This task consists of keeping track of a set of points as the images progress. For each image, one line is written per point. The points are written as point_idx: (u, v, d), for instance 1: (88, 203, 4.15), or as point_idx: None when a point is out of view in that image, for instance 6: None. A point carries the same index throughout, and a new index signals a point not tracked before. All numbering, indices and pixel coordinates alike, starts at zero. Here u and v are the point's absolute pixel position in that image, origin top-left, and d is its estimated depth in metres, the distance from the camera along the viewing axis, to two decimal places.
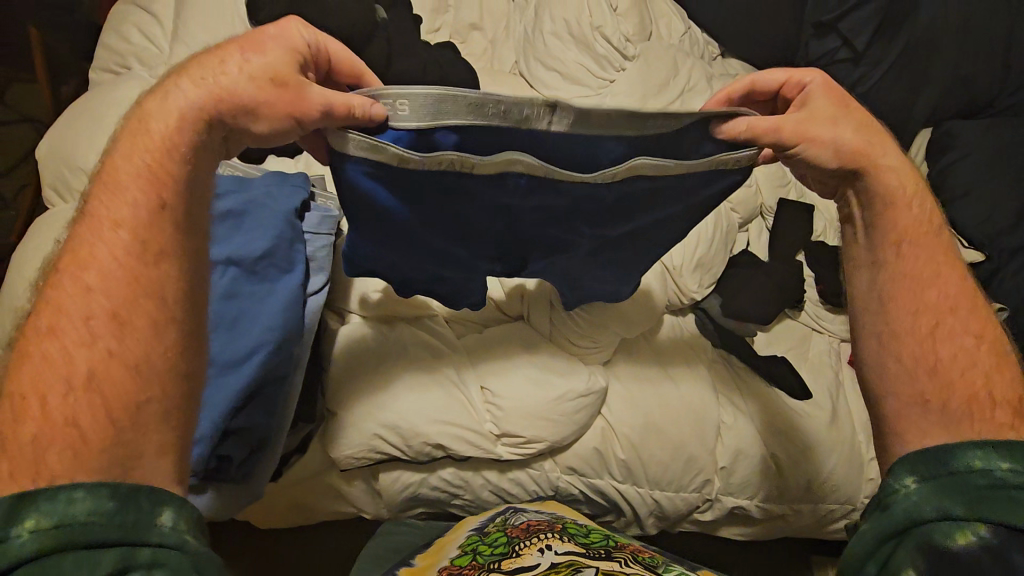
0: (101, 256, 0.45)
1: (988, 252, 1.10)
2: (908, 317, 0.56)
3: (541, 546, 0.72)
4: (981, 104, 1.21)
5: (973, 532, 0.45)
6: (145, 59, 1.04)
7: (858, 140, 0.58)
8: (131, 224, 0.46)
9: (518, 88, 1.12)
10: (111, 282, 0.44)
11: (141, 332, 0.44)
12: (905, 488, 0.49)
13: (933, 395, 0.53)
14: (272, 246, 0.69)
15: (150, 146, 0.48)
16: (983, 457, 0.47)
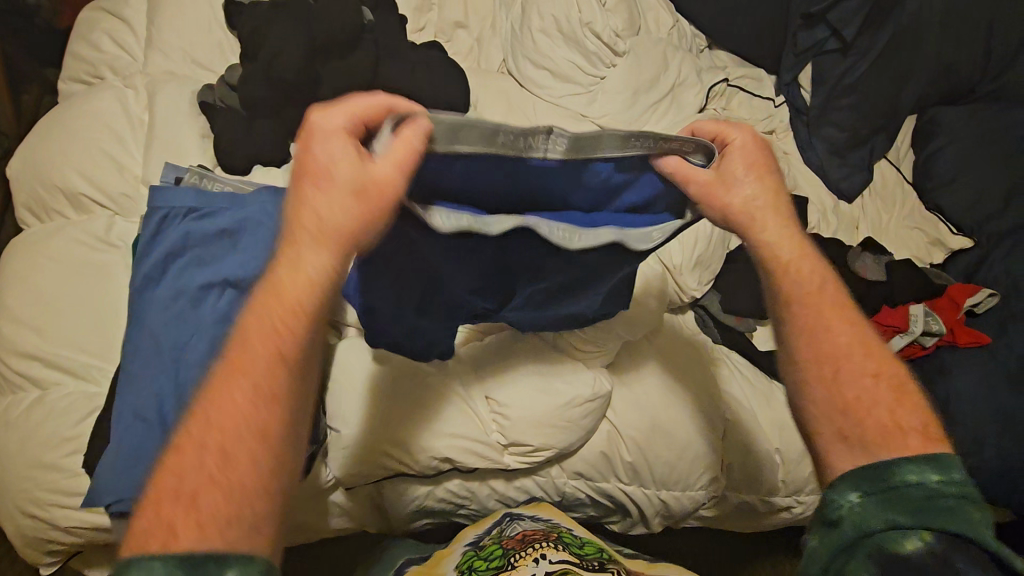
0: (244, 354, 0.45)
1: (976, 238, 1.12)
2: (810, 364, 0.53)
3: (537, 555, 0.73)
4: (965, 90, 1.22)
5: (921, 541, 0.44)
6: (118, 68, 0.99)
7: (746, 205, 0.56)
8: (260, 376, 0.44)
9: (508, 88, 1.10)
10: (233, 427, 0.42)
11: (264, 432, 0.43)
12: (849, 504, 0.47)
13: (851, 428, 0.50)
14: (268, 264, 0.66)
15: (266, 323, 0.45)
16: (918, 471, 0.47)
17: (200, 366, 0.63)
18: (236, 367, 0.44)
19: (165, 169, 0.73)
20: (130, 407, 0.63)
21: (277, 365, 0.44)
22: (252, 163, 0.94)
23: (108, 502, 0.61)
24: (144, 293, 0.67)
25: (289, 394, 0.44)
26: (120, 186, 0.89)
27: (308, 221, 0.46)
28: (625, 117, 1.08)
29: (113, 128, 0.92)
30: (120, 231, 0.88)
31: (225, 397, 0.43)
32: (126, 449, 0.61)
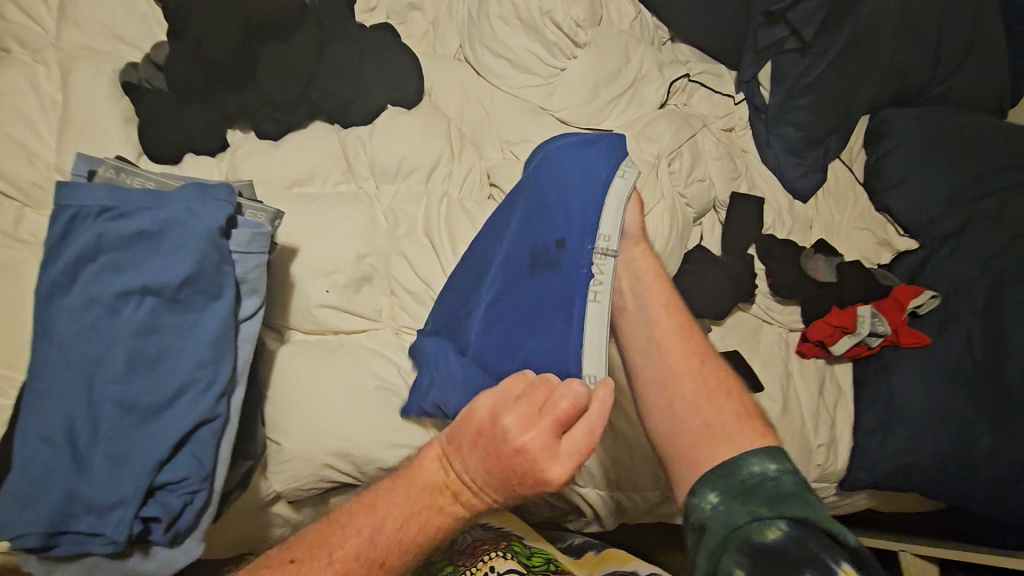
0: (410, 492, 0.61)
1: (922, 240, 1.14)
2: (673, 396, 0.70)
3: (488, 566, 0.78)
4: (914, 92, 1.24)
5: (776, 526, 0.53)
6: (25, 39, 0.89)
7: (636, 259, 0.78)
8: (421, 506, 0.61)
9: (464, 76, 1.05)
10: (387, 525, 0.60)
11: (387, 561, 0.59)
12: (711, 504, 0.60)
13: (702, 443, 0.67)
14: (194, 270, 0.60)
15: (439, 476, 0.62)
16: (761, 462, 0.61)
17: (117, 383, 0.58)
18: (406, 479, 0.62)
19: (76, 161, 0.66)
20: (33, 430, 0.56)
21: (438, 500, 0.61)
22: (182, 152, 0.87)
23: (10, 537, 0.55)
24: (50, 301, 0.59)
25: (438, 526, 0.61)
26: (29, 175, 0.80)
27: (482, 443, 0.59)
28: (585, 110, 1.05)
29: (23, 109, 0.82)
30: (30, 225, 0.80)
31: (388, 505, 0.60)
32: (31, 477, 0.55)
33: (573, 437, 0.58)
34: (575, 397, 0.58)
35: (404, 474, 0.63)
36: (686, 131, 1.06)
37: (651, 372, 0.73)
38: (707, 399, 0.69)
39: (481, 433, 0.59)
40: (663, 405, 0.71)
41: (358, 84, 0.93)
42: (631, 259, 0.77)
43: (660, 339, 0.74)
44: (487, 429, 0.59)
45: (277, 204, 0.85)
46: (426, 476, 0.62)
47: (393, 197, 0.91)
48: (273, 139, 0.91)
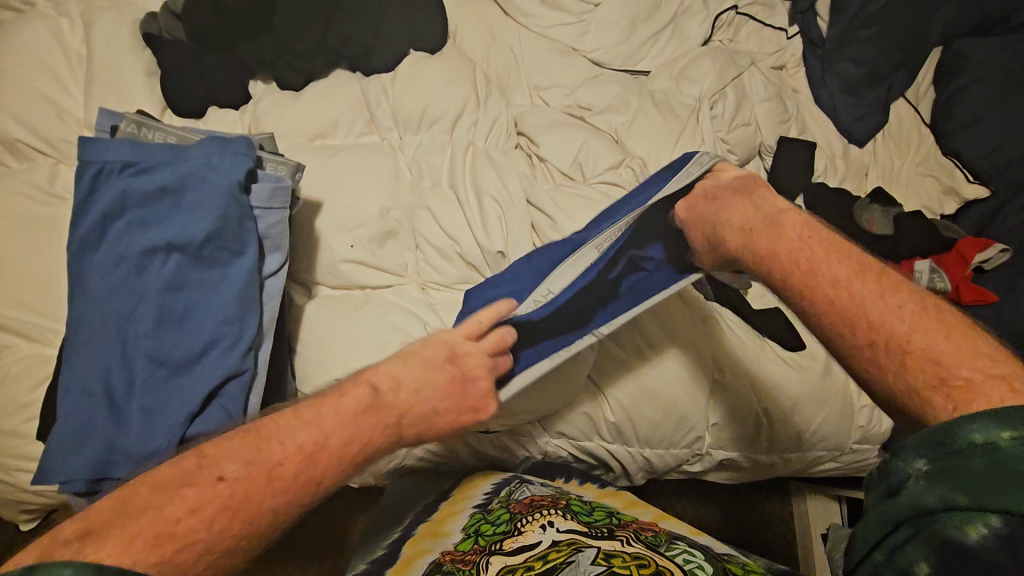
0: (297, 435, 0.48)
1: (994, 187, 1.03)
2: (873, 359, 0.54)
3: (544, 522, 0.71)
4: (996, 19, 1.10)
5: (984, 524, 0.39)
6: None
7: (769, 226, 0.66)
8: (333, 453, 0.49)
9: (491, 15, 0.99)
10: (309, 446, 0.48)
11: (207, 477, 0.44)
12: (915, 472, 0.44)
13: (914, 389, 0.51)
14: (217, 227, 0.61)
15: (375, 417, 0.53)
16: (985, 428, 0.42)
17: (148, 338, 0.59)
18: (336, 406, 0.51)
19: (99, 116, 0.65)
20: (74, 383, 0.59)
21: (300, 468, 0.47)
22: (205, 105, 0.86)
23: (58, 482, 0.57)
24: (82, 259, 0.61)
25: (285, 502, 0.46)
26: (59, 131, 0.81)
27: (438, 365, 0.58)
28: (618, 51, 0.98)
29: (48, 63, 0.83)
30: (65, 182, 0.81)
31: (324, 415, 0.50)
32: (73, 427, 0.57)
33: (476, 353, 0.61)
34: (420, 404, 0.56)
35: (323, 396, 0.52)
36: (731, 69, 0.97)
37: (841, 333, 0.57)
38: (903, 335, 0.52)
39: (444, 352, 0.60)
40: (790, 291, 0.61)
41: (379, 27, 0.89)
42: (740, 214, 0.68)
43: (831, 295, 0.58)
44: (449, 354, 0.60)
45: (299, 156, 0.84)
46: (297, 433, 0.48)
47: (416, 147, 0.87)
48: (295, 89, 0.89)
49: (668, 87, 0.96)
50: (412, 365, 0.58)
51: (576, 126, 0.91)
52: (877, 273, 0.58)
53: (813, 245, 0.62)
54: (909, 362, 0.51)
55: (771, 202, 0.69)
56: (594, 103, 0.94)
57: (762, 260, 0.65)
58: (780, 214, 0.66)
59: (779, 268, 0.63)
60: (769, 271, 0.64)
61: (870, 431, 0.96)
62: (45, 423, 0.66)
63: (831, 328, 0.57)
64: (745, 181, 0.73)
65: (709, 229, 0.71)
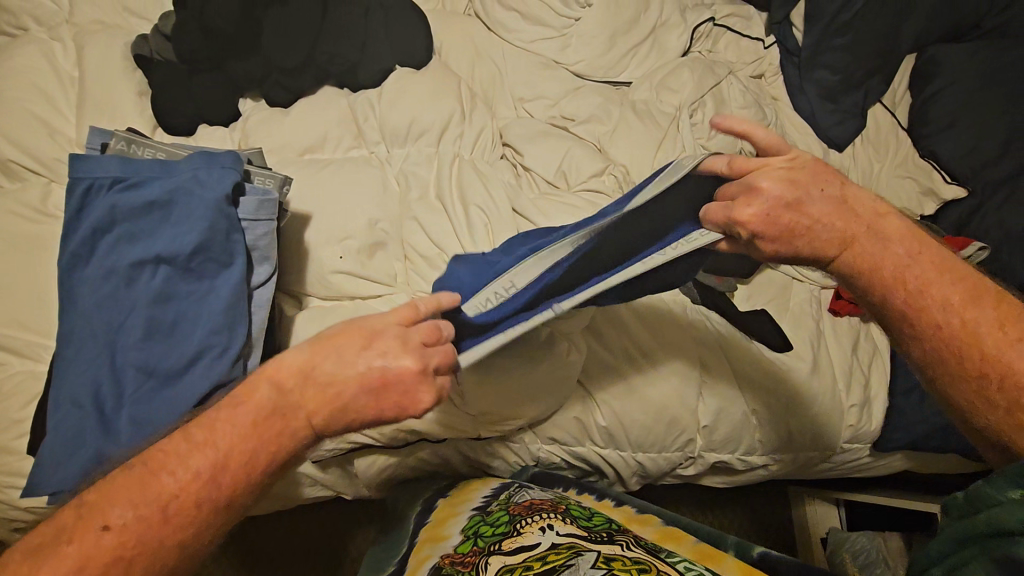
0: (227, 423, 0.47)
1: (972, 187, 1.06)
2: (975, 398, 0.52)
3: (544, 525, 0.71)
4: (967, 25, 1.13)
5: None
6: (42, 17, 0.91)
7: (858, 233, 0.57)
8: (225, 459, 0.46)
9: (474, 30, 1.01)
10: (238, 437, 0.47)
11: (152, 476, 0.45)
12: (999, 498, 0.45)
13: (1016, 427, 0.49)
14: (205, 239, 0.62)
15: (281, 412, 0.49)
16: None
17: (138, 350, 0.60)
18: (231, 413, 0.48)
19: (89, 134, 0.67)
20: (63, 395, 0.59)
21: (230, 467, 0.46)
22: (196, 123, 0.88)
23: (47, 494, 0.58)
24: (72, 273, 0.62)
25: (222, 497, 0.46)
26: (51, 151, 0.83)
27: (343, 341, 0.51)
28: (600, 63, 1.00)
29: (41, 85, 0.85)
30: (58, 201, 0.82)
31: (249, 408, 0.48)
32: (61, 439, 0.58)
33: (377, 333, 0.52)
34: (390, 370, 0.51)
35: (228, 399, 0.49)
36: (710, 78, 1.00)
37: (944, 369, 0.54)
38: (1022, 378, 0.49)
39: (334, 329, 0.52)
40: (900, 318, 0.56)
41: (365, 45, 0.91)
42: (821, 215, 0.57)
43: (938, 326, 0.53)
44: (353, 335, 0.52)
45: (288, 170, 0.85)
46: (223, 424, 0.47)
47: (404, 159, 0.89)
48: (284, 106, 0.91)
49: (649, 96, 0.99)
50: (320, 344, 0.51)
51: (561, 136, 0.93)
52: (990, 295, 0.53)
53: (924, 261, 0.56)
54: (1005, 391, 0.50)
55: (866, 202, 0.58)
56: (577, 114, 0.96)
57: (874, 282, 0.57)
58: (876, 218, 0.57)
59: (893, 291, 0.56)
60: (875, 293, 0.57)
61: (860, 431, 0.97)
62: (35, 437, 0.67)
63: (936, 356, 0.54)
64: (812, 167, 0.59)
65: (774, 233, 0.57)
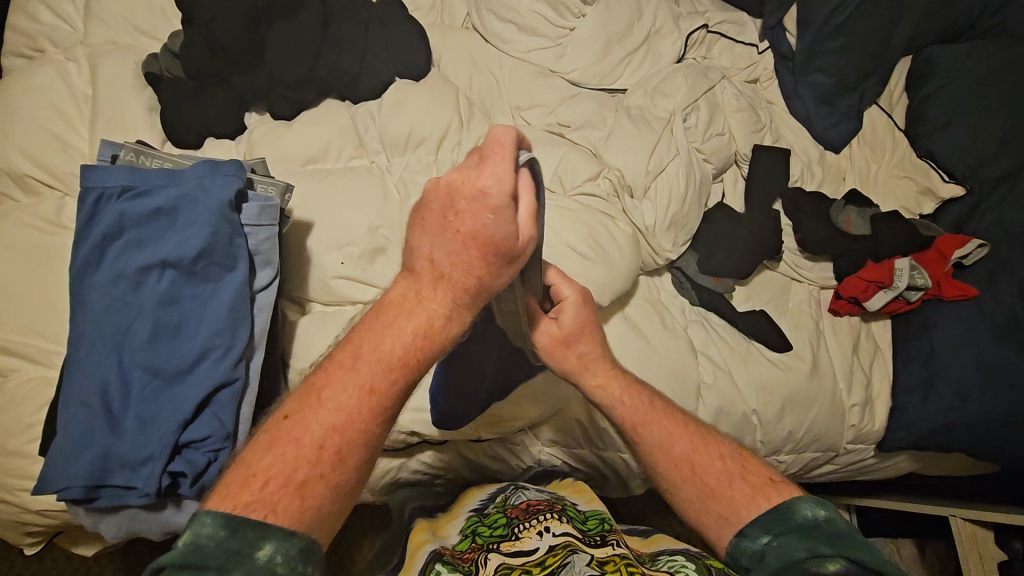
0: (380, 348, 0.52)
1: (969, 185, 1.06)
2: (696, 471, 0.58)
3: (541, 528, 0.70)
4: (960, 27, 1.14)
5: (834, 565, 0.50)
6: (58, 39, 0.96)
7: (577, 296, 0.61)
8: (372, 375, 0.52)
9: (471, 43, 1.04)
10: (371, 360, 0.52)
11: (310, 410, 0.51)
12: (767, 540, 0.56)
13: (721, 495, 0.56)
14: (209, 243, 0.64)
15: (410, 320, 0.52)
16: (812, 505, 0.56)
17: (144, 351, 0.62)
18: (373, 329, 0.53)
19: (99, 146, 0.70)
20: (73, 396, 0.61)
21: (366, 401, 0.52)
22: (203, 136, 0.91)
23: (57, 491, 0.60)
24: (83, 279, 0.64)
25: (368, 422, 0.52)
26: (66, 165, 0.86)
27: (437, 217, 0.49)
28: (595, 72, 1.03)
29: (57, 103, 0.89)
30: (71, 213, 0.85)
31: (375, 344, 0.52)
32: (71, 439, 0.60)
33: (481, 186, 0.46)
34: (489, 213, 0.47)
35: (369, 327, 0.53)
36: (703, 83, 1.02)
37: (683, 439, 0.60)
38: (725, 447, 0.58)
39: (446, 198, 0.48)
40: (622, 420, 0.66)
41: (365, 57, 0.94)
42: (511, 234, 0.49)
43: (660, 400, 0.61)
44: (447, 198, 0.48)
45: (292, 180, 0.88)
46: (381, 343, 0.52)
47: (404, 168, 0.91)
48: (288, 118, 0.94)
49: (644, 102, 1.00)
50: (420, 236, 0.51)
51: (557, 142, 0.95)
52: (704, 435, 0.66)
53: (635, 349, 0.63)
54: (725, 468, 0.62)
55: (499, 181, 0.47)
56: (572, 121, 0.98)
57: (605, 398, 0.67)
58: (615, 363, 0.70)
59: (626, 406, 0.66)
60: (606, 408, 0.68)
61: (862, 431, 0.97)
62: (48, 439, 0.69)
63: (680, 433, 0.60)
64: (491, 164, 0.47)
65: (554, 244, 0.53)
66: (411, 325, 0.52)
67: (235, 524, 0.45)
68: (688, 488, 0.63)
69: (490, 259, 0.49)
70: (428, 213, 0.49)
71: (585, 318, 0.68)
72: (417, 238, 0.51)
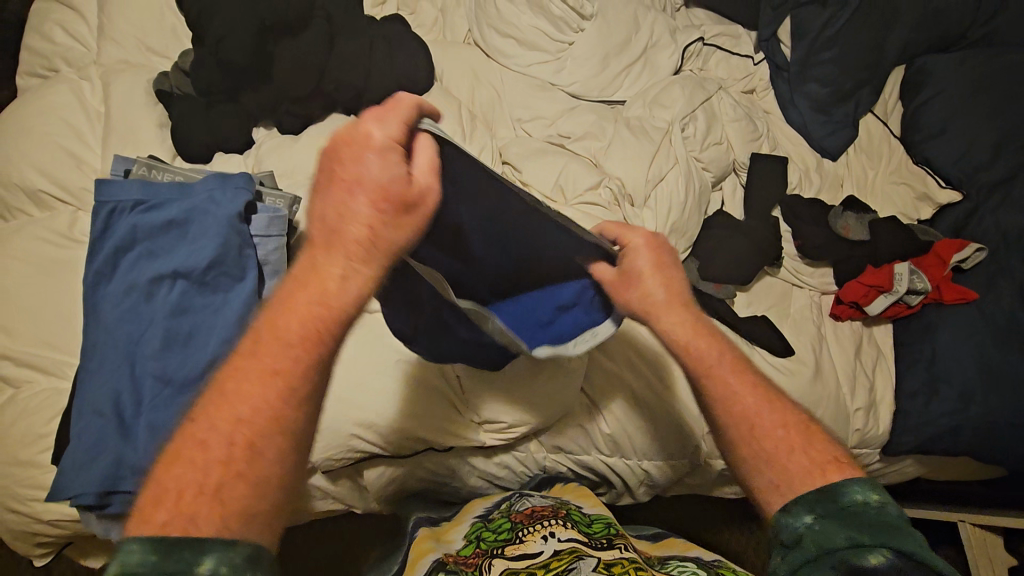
0: (280, 324, 0.45)
1: (966, 191, 1.07)
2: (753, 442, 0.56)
3: (546, 533, 0.70)
4: (952, 36, 1.16)
5: (882, 555, 0.44)
6: (72, 59, 0.99)
7: (654, 277, 0.63)
8: (273, 357, 0.44)
9: (473, 58, 1.07)
10: (278, 342, 0.45)
11: (218, 407, 0.43)
12: (803, 525, 0.49)
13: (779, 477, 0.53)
14: (220, 254, 0.66)
15: (314, 284, 0.46)
16: (861, 490, 0.50)
17: (155, 360, 0.63)
18: (277, 307, 0.46)
19: (113, 161, 0.72)
20: (86, 405, 0.63)
21: (270, 384, 0.44)
22: (212, 150, 0.93)
23: (69, 498, 0.61)
24: (97, 290, 0.66)
25: (287, 408, 0.44)
26: (79, 180, 0.88)
27: (325, 179, 0.46)
28: (594, 84, 1.05)
29: (70, 120, 0.91)
30: (83, 227, 0.87)
31: (274, 323, 0.45)
32: (84, 447, 0.61)
33: (370, 142, 0.44)
34: (380, 179, 0.45)
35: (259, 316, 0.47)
36: (700, 94, 1.04)
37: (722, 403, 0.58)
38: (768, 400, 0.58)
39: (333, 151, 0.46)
40: (686, 370, 0.61)
41: (369, 72, 0.96)
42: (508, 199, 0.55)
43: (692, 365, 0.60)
44: (333, 153, 0.45)
45: (299, 192, 0.90)
46: (280, 318, 0.45)
47: None
48: (295, 133, 0.96)
49: (642, 113, 1.02)
50: (312, 194, 0.47)
51: (558, 153, 0.97)
52: (773, 395, 0.58)
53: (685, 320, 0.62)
54: (782, 439, 0.55)
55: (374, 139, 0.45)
56: (572, 132, 1.00)
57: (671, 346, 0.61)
58: (691, 305, 0.64)
59: (690, 353, 0.60)
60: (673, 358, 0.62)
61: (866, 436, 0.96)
62: (60, 448, 0.70)
63: (738, 400, 0.58)
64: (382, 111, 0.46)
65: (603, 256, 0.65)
66: (320, 289, 0.46)
67: (167, 546, 0.37)
68: (746, 449, 0.56)
69: (387, 211, 0.46)
70: (321, 178, 0.46)
71: (659, 261, 0.64)
72: (309, 196, 0.47)
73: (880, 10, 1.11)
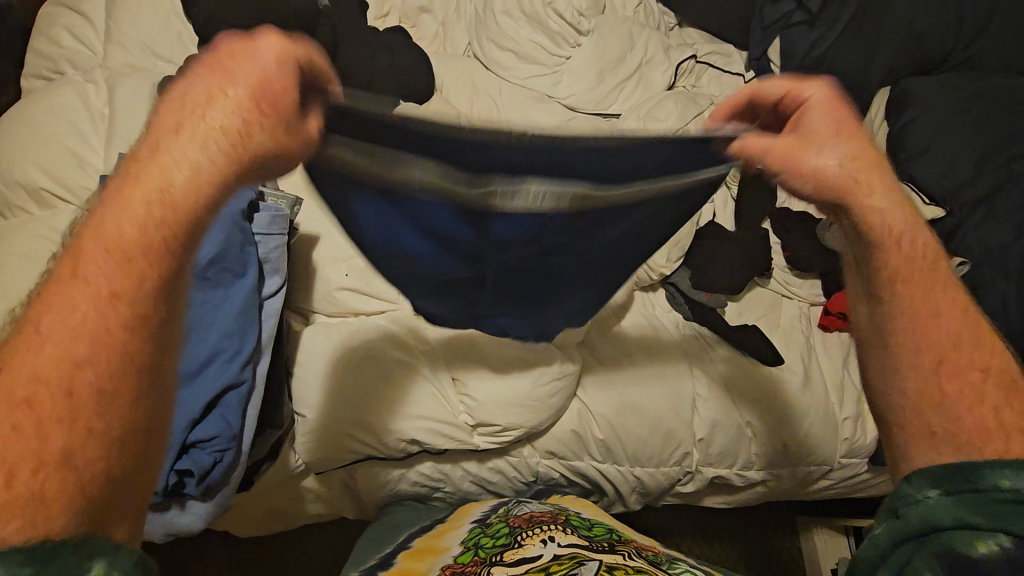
0: (116, 237, 0.41)
1: (950, 207, 1.09)
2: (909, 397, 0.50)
3: (546, 537, 0.71)
4: (934, 60, 1.21)
5: (995, 543, 0.42)
6: (78, 62, 1.00)
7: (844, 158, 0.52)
8: (112, 275, 0.40)
9: (473, 70, 1.09)
10: (113, 250, 0.40)
11: (38, 351, 0.39)
12: (924, 499, 0.46)
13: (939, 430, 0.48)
14: (222, 250, 0.67)
15: (156, 179, 0.41)
16: (1014, 475, 0.44)
17: None
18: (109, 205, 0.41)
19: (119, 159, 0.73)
20: None
21: (105, 315, 0.40)
22: None
23: None
24: None
25: (122, 350, 0.40)
26: (80, 180, 0.89)
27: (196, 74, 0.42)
28: (591, 96, 1.08)
29: (74, 120, 0.93)
30: None
31: (111, 229, 0.41)
32: None
33: (260, 51, 0.41)
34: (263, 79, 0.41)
35: (89, 230, 0.41)
36: (693, 108, 1.07)
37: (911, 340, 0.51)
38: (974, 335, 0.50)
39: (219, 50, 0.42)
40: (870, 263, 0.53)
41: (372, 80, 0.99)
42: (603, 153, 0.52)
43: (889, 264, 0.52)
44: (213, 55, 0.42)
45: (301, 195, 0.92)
46: (117, 221, 0.41)
47: None
48: None
49: (637, 125, 1.05)
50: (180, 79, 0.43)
51: None
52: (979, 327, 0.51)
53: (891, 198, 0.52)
54: (932, 395, 0.50)
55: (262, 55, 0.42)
56: None
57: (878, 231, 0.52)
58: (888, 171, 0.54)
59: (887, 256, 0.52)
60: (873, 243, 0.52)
61: (856, 444, 0.97)
62: None
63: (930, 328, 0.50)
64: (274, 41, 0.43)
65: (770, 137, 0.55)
66: (163, 180, 0.41)
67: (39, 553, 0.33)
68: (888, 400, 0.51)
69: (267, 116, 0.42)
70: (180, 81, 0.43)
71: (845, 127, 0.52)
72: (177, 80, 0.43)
73: (866, 33, 1.15)
